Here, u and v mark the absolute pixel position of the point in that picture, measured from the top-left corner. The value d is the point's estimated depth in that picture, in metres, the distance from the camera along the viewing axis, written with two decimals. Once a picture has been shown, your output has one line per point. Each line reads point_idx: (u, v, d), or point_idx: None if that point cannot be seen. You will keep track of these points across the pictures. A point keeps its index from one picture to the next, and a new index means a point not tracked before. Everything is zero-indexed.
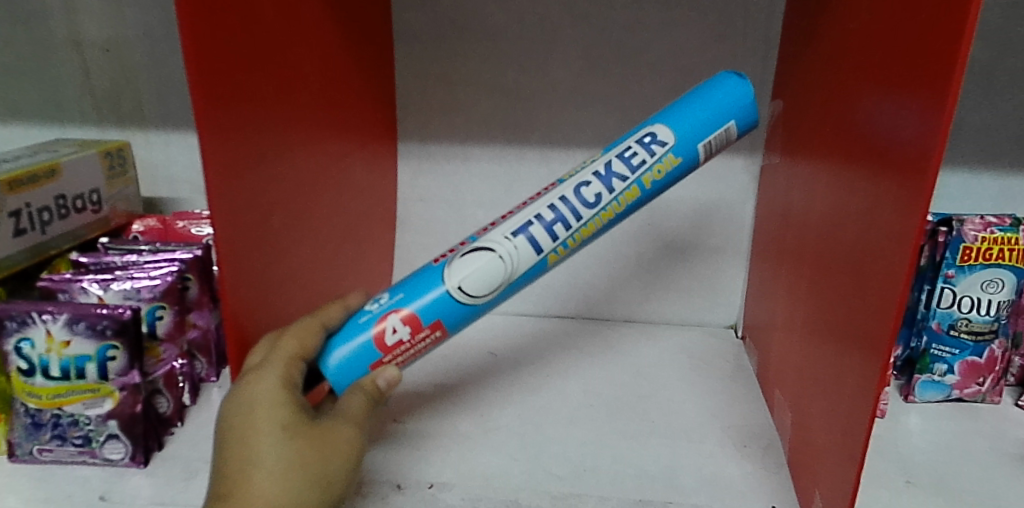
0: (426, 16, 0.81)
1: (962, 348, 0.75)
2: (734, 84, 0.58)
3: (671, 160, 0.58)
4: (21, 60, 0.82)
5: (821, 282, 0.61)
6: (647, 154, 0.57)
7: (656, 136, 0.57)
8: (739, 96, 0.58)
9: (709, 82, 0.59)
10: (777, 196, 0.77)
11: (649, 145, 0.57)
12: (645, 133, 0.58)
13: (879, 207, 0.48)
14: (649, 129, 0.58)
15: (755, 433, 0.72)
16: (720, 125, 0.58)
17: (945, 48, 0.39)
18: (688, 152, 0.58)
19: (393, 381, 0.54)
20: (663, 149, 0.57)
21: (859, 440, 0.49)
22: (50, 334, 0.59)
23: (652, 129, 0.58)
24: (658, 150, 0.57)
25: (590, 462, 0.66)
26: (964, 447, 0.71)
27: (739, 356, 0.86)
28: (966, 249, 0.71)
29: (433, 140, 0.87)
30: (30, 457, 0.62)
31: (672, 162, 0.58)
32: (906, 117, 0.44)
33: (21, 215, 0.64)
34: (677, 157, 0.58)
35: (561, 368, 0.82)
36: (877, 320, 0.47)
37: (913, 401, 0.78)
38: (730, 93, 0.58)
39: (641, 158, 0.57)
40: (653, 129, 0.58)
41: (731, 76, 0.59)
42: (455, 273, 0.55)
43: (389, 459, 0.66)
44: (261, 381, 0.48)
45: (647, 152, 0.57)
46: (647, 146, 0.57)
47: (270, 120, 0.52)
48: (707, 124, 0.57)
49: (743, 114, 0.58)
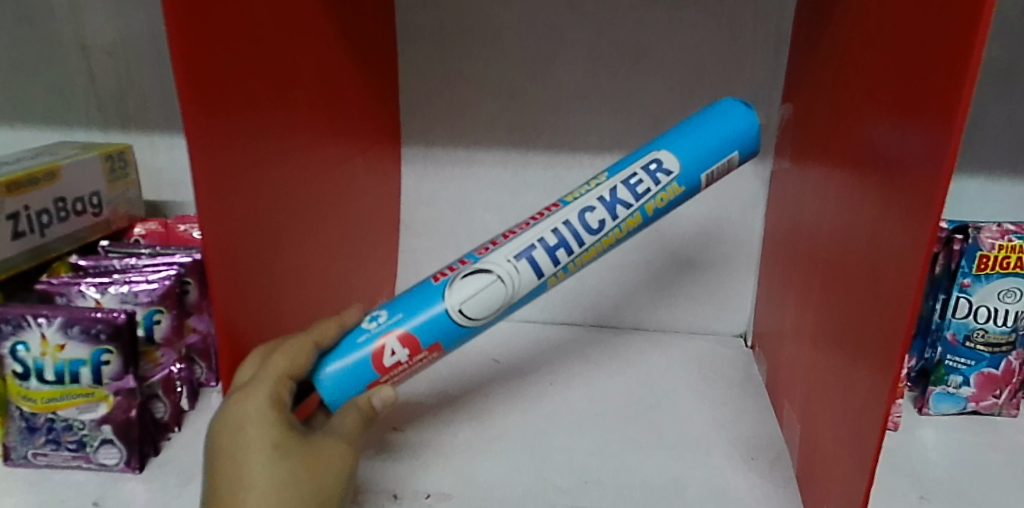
0: (430, 18, 0.80)
1: (977, 360, 0.73)
2: (740, 113, 0.58)
3: (674, 190, 0.58)
4: (27, 63, 0.83)
5: (832, 290, 0.59)
6: (651, 182, 0.57)
7: (661, 163, 0.57)
8: (744, 127, 0.58)
9: (715, 107, 0.58)
10: (787, 202, 0.75)
11: (655, 173, 0.57)
12: (651, 160, 0.57)
13: (889, 217, 0.47)
14: (653, 156, 0.57)
15: (764, 445, 0.70)
16: (724, 155, 0.58)
17: (957, 51, 0.38)
18: (691, 181, 0.58)
19: (389, 401, 0.52)
20: (668, 178, 0.57)
21: (869, 455, 0.48)
22: (45, 338, 0.58)
23: (657, 156, 0.57)
24: (663, 179, 0.57)
25: (593, 472, 0.65)
26: (980, 462, 0.69)
27: (749, 365, 0.84)
28: (983, 257, 0.69)
29: (437, 144, 0.86)
30: (25, 461, 0.62)
31: (675, 191, 0.58)
32: (918, 122, 0.43)
33: (20, 217, 0.64)
34: (681, 187, 0.58)
35: (565, 376, 0.81)
36: (888, 331, 0.46)
37: (928, 414, 0.76)
38: (735, 123, 0.58)
39: (646, 186, 0.57)
40: (658, 156, 0.57)
41: (737, 105, 0.58)
42: (456, 294, 0.54)
43: (386, 468, 0.65)
44: (248, 399, 0.47)
45: (652, 180, 0.57)
46: (653, 174, 0.57)
47: (265, 125, 0.51)
48: (711, 155, 0.57)
49: (746, 145, 0.58)
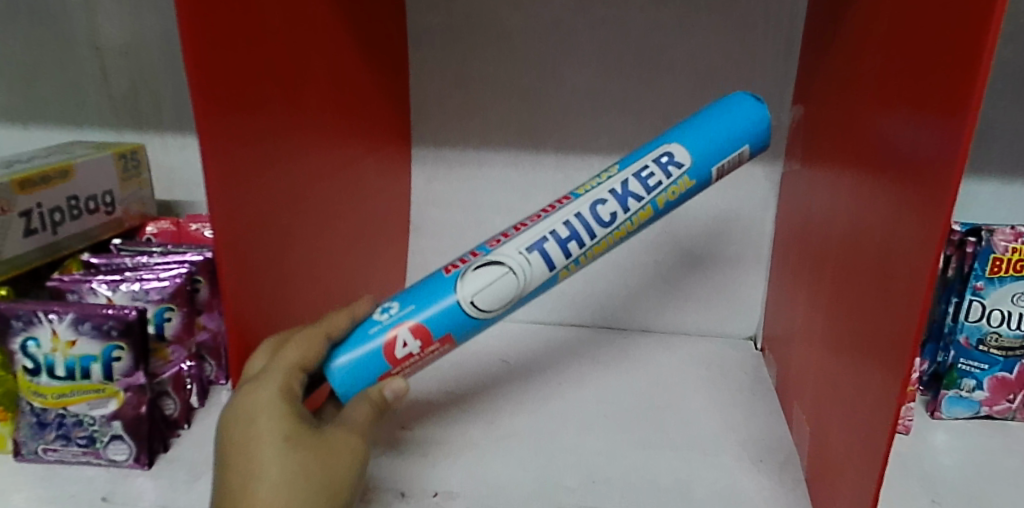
0: (439, 19, 0.81)
1: (991, 364, 0.72)
2: (750, 106, 0.58)
3: (686, 183, 0.58)
4: (43, 64, 0.84)
5: (843, 290, 0.59)
6: (663, 175, 0.57)
7: (673, 156, 0.57)
8: (755, 121, 0.58)
9: (723, 101, 0.59)
10: (798, 202, 0.75)
11: (666, 166, 0.57)
12: (662, 153, 0.57)
13: (900, 215, 0.46)
14: (665, 149, 0.57)
15: (773, 447, 0.69)
16: (734, 150, 0.58)
17: (969, 48, 0.38)
18: (702, 175, 0.58)
19: (400, 393, 0.53)
20: (679, 171, 0.57)
21: (878, 456, 0.47)
22: (56, 333, 0.59)
23: (669, 149, 0.57)
24: (675, 172, 0.57)
25: (600, 472, 0.65)
26: (994, 466, 0.68)
27: (759, 367, 0.84)
28: (997, 260, 0.69)
29: (447, 145, 0.86)
30: (35, 457, 0.62)
31: (687, 185, 0.58)
32: (929, 119, 0.42)
33: (33, 215, 0.65)
34: (692, 180, 0.58)
35: (574, 377, 0.81)
36: (898, 331, 0.45)
37: (940, 418, 0.75)
38: (746, 116, 0.58)
39: (657, 179, 0.57)
40: (670, 148, 0.57)
41: (747, 98, 0.58)
42: (468, 287, 0.54)
43: (395, 466, 0.65)
44: (259, 391, 0.47)
45: (664, 173, 0.57)
46: (664, 167, 0.57)
47: (276, 122, 0.51)
48: (721, 148, 0.57)
49: (756, 137, 0.58)
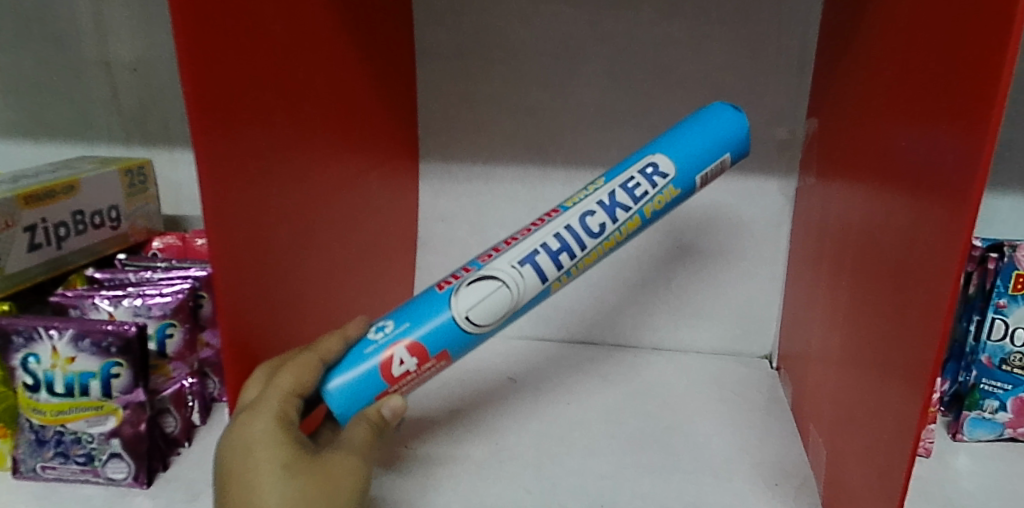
0: (447, 34, 0.80)
1: (1015, 384, 0.69)
2: (730, 116, 0.57)
3: (671, 192, 0.57)
4: (54, 80, 0.84)
5: (861, 308, 0.57)
6: (649, 185, 0.56)
7: (657, 167, 0.56)
8: (734, 131, 0.57)
9: (704, 111, 0.58)
10: (813, 216, 0.73)
11: (651, 177, 0.56)
12: (647, 163, 0.56)
13: (921, 226, 0.45)
14: (649, 160, 0.56)
15: (788, 470, 0.67)
16: (716, 158, 0.57)
17: (992, 46, 0.36)
18: (687, 183, 0.57)
19: (398, 411, 0.51)
20: (664, 181, 0.56)
21: (898, 483, 0.45)
22: (56, 350, 0.59)
23: (653, 160, 0.56)
24: (660, 182, 0.56)
25: (609, 496, 0.63)
26: (1017, 491, 0.65)
27: (774, 387, 0.82)
28: (1020, 276, 0.66)
29: (456, 160, 0.86)
30: (33, 474, 0.62)
31: (672, 194, 0.57)
32: (947, 129, 0.41)
33: (37, 230, 0.65)
34: (677, 189, 0.57)
35: (580, 396, 0.79)
36: (918, 352, 0.43)
37: (961, 440, 0.73)
38: (725, 126, 0.57)
39: (643, 189, 0.56)
40: (654, 159, 0.56)
41: (726, 108, 0.58)
42: (462, 302, 0.53)
43: (398, 487, 0.64)
44: (254, 421, 0.46)
45: (649, 183, 0.56)
46: (650, 178, 0.56)
47: (277, 132, 0.51)
48: (705, 155, 0.57)
49: (737, 146, 0.58)
